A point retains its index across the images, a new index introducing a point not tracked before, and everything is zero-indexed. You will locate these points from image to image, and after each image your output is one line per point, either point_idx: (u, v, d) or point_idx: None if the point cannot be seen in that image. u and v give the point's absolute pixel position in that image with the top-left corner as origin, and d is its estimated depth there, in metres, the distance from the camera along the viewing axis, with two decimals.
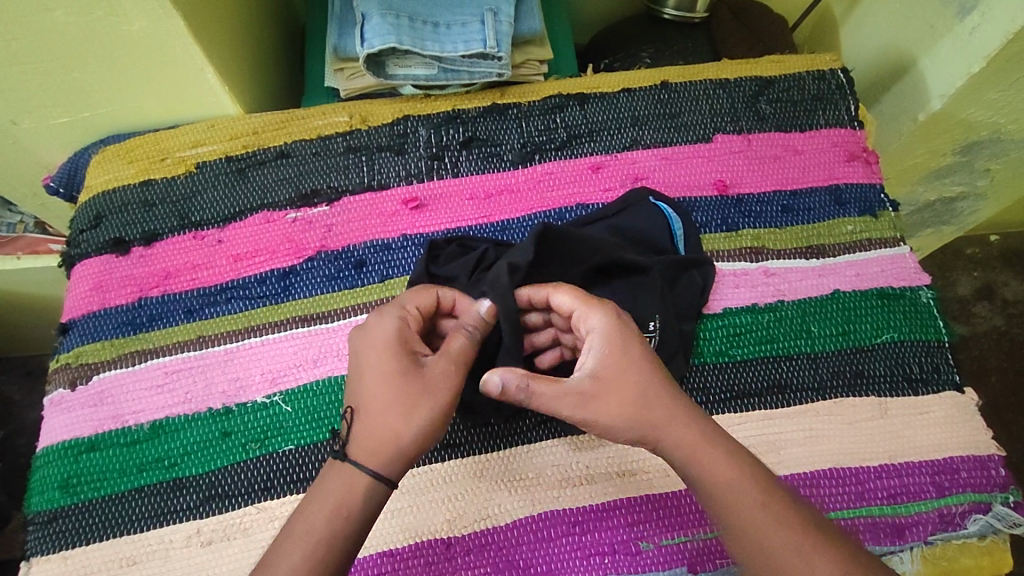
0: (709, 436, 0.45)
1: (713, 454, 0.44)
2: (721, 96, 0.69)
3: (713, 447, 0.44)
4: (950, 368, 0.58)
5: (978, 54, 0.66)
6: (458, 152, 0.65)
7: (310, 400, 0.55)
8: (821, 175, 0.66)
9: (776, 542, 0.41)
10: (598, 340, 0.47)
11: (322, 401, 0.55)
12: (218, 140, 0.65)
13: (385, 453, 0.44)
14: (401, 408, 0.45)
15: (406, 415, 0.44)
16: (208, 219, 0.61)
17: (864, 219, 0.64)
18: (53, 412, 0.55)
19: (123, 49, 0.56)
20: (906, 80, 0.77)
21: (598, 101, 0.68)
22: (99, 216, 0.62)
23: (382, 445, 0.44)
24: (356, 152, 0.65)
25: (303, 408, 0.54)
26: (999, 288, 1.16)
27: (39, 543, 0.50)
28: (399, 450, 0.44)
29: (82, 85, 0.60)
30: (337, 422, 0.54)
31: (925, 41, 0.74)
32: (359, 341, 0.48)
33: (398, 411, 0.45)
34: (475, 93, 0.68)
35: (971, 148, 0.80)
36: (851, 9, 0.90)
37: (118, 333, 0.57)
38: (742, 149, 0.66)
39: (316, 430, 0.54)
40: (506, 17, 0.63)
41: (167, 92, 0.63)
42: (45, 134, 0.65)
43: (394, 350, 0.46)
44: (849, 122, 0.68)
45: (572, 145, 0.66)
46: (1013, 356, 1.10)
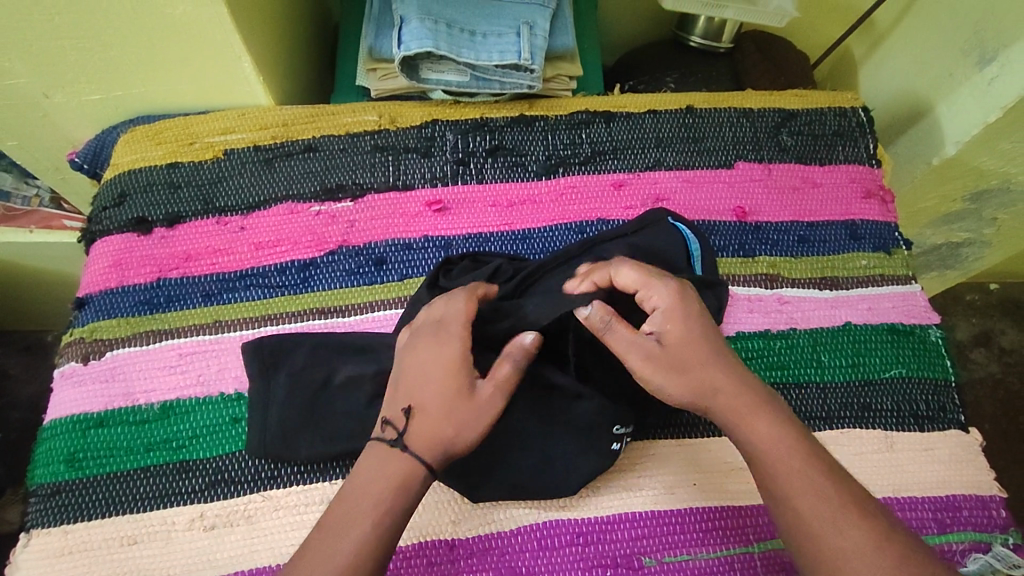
0: (757, 408, 0.45)
1: (763, 424, 0.44)
2: (745, 125, 0.70)
3: (753, 418, 0.44)
4: (956, 407, 0.59)
5: (995, 104, 0.68)
6: (483, 159, 0.66)
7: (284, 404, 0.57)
8: (838, 210, 0.67)
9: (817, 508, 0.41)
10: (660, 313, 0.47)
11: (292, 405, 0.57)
12: (247, 129, 0.65)
13: (437, 454, 0.43)
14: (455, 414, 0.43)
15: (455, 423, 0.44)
16: (232, 206, 0.62)
17: (877, 255, 0.65)
18: (63, 385, 0.54)
19: (163, 31, 0.57)
20: (923, 124, 0.79)
21: (625, 120, 0.69)
22: (124, 195, 0.62)
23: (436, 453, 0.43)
24: (383, 151, 0.65)
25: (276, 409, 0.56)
26: (997, 336, 1.18)
27: (39, 516, 0.50)
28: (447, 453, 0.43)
29: (118, 65, 0.61)
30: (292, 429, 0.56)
31: (943, 88, 0.76)
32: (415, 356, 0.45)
33: (449, 420, 0.43)
34: (504, 103, 0.69)
35: (980, 196, 0.82)
36: (872, 51, 0.92)
37: (134, 311, 0.57)
38: (762, 178, 0.67)
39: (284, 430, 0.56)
40: (541, 32, 0.64)
41: (202, 78, 0.64)
42: (75, 110, 0.66)
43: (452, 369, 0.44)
44: (867, 159, 0.70)
45: (596, 161, 0.67)
46: (1007, 404, 1.11)
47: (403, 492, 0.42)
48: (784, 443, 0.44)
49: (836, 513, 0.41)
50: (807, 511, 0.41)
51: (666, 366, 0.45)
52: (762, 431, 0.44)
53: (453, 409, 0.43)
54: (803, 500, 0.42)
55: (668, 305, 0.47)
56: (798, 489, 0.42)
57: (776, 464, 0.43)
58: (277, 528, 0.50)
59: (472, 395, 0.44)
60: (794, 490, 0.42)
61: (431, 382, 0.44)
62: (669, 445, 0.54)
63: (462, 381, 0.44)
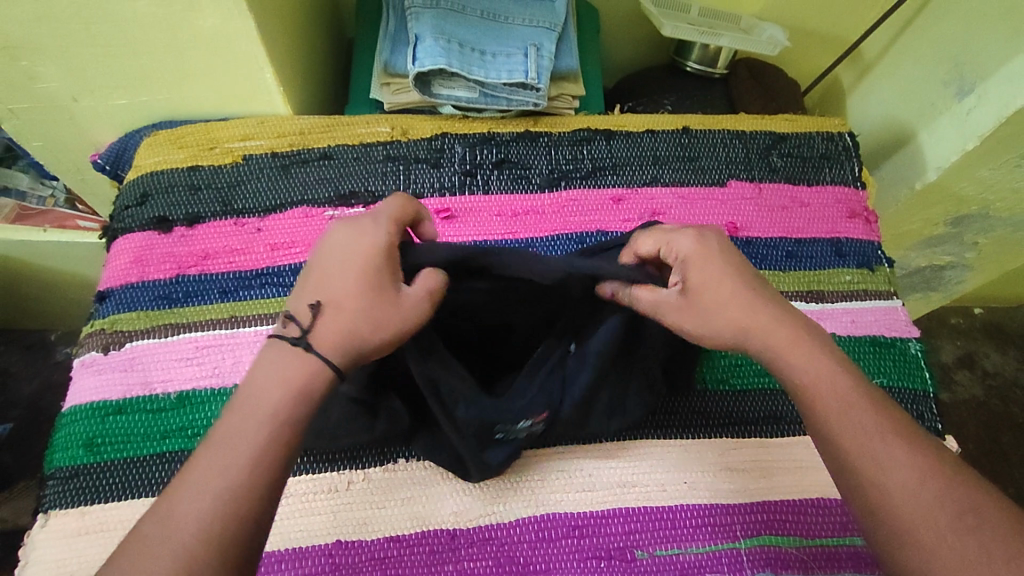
0: (802, 340, 0.45)
1: (807, 356, 0.44)
2: (737, 146, 0.74)
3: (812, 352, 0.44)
4: (934, 416, 0.62)
5: (973, 132, 0.72)
6: (490, 171, 0.69)
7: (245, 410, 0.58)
8: (824, 228, 0.71)
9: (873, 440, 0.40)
10: (684, 260, 0.48)
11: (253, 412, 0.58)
12: (265, 136, 0.68)
13: (347, 350, 0.42)
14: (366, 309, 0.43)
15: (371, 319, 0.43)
16: (250, 208, 0.65)
17: (861, 270, 0.69)
18: (83, 373, 0.57)
19: (192, 41, 0.60)
20: (906, 150, 0.83)
21: (624, 138, 0.73)
22: (146, 195, 0.65)
23: (346, 346, 0.42)
24: (394, 161, 0.69)
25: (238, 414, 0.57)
26: (981, 359, 1.21)
27: (57, 497, 0.52)
28: (356, 350, 0.42)
29: (145, 72, 0.64)
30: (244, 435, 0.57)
31: (926, 117, 0.81)
32: (328, 250, 0.45)
33: (360, 314, 0.42)
34: (510, 119, 0.72)
35: (961, 221, 0.86)
36: (859, 81, 0.97)
37: (154, 305, 0.60)
38: (753, 196, 0.71)
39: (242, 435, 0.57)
40: (547, 53, 0.68)
41: (224, 86, 0.67)
42: (100, 113, 0.69)
43: (367, 261, 0.44)
44: (852, 181, 0.74)
45: (597, 176, 0.70)
46: (989, 425, 1.14)
47: (307, 391, 0.40)
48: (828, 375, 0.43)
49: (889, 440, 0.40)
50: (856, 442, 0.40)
51: (693, 306, 0.46)
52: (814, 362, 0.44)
53: (372, 305, 0.43)
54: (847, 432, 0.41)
55: (690, 251, 0.48)
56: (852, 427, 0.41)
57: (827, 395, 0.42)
58: (288, 514, 0.52)
59: (393, 292, 0.43)
60: (836, 421, 0.41)
61: (345, 277, 0.44)
62: (661, 445, 0.57)
63: (382, 274, 0.44)
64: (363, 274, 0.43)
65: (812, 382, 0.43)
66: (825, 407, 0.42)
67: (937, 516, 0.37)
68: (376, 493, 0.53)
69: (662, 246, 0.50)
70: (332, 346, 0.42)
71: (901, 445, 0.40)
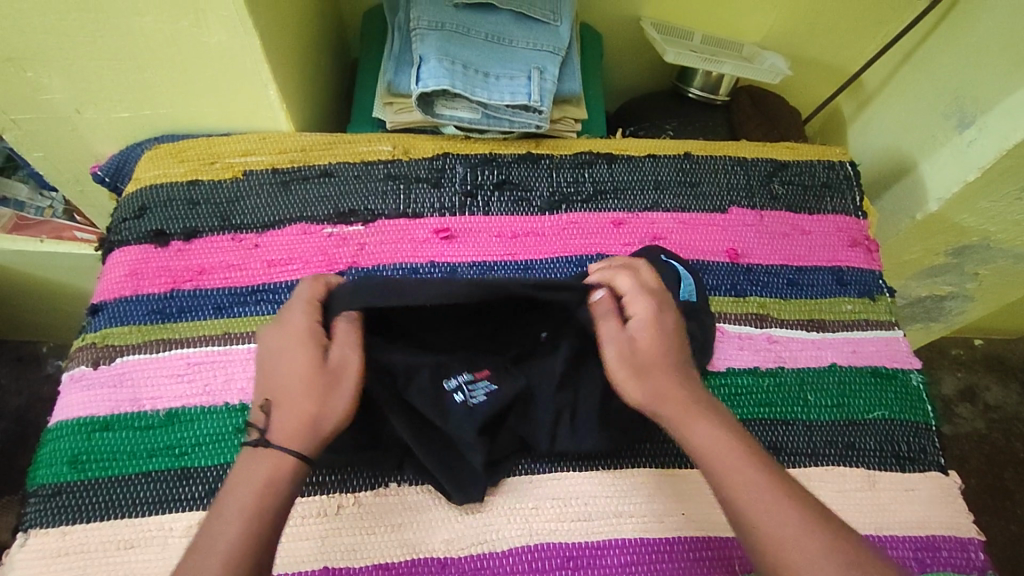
0: (701, 413, 0.48)
1: (707, 426, 0.47)
2: (738, 173, 0.74)
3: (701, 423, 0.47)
4: (935, 450, 0.61)
5: (974, 165, 0.72)
6: (491, 192, 0.69)
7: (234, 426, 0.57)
8: (825, 256, 0.70)
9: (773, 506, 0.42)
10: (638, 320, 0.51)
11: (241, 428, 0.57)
12: (266, 152, 0.68)
13: (306, 433, 0.44)
14: (311, 393, 0.45)
15: (321, 399, 0.45)
16: (248, 224, 0.64)
17: (862, 300, 0.68)
18: (72, 387, 0.56)
19: (197, 58, 0.60)
20: (907, 181, 0.83)
21: (626, 162, 0.73)
22: (144, 208, 0.65)
23: (302, 430, 0.44)
24: (395, 180, 0.69)
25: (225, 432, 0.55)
26: (981, 391, 1.20)
27: (39, 516, 0.50)
28: (317, 430, 0.45)
29: (150, 86, 0.64)
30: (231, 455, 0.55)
31: (926, 148, 0.81)
32: (266, 348, 0.48)
33: (310, 400, 0.45)
34: (512, 141, 0.72)
35: (962, 252, 0.86)
36: (860, 111, 0.98)
37: (146, 320, 0.59)
38: (754, 223, 0.71)
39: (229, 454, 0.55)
40: (550, 77, 0.68)
41: (226, 102, 0.67)
42: (103, 127, 0.69)
43: (301, 347, 0.46)
44: (853, 211, 0.73)
45: (597, 200, 0.70)
46: (991, 460, 1.13)
47: (276, 477, 0.43)
48: (728, 444, 0.46)
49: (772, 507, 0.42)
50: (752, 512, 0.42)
51: (628, 369, 0.49)
52: (707, 432, 0.47)
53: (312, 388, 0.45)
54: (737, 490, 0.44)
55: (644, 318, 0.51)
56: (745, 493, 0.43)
57: (719, 461, 0.45)
58: None
59: (328, 367, 0.46)
60: (731, 482, 0.44)
61: (285, 374, 0.46)
62: (659, 475, 0.56)
63: (314, 355, 0.46)
64: (297, 366, 0.46)
65: (706, 449, 0.46)
66: (719, 468, 0.45)
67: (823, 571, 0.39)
68: (367, 518, 0.52)
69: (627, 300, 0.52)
70: (291, 437, 0.44)
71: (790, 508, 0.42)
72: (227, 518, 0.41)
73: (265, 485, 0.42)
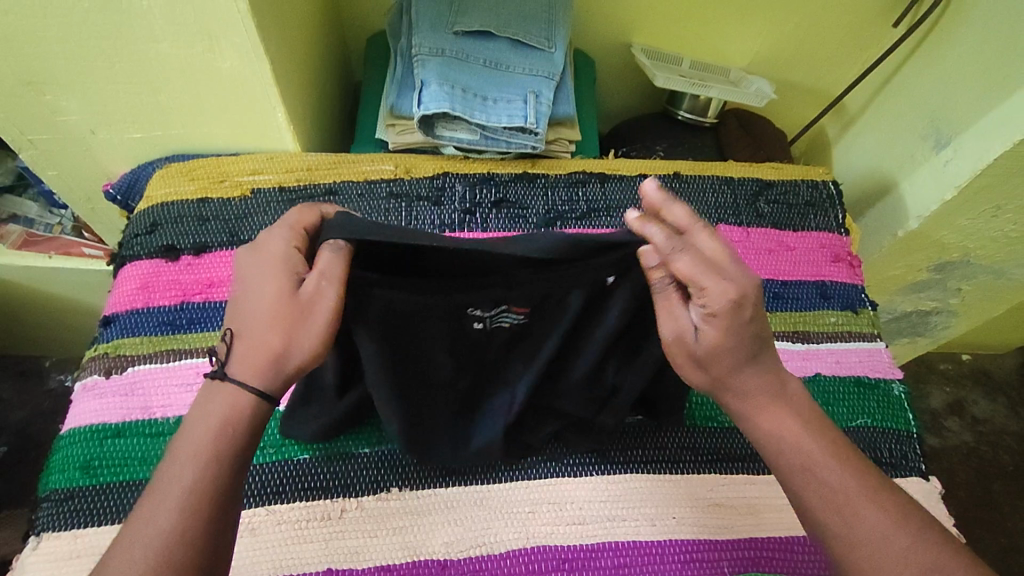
0: (775, 401, 0.45)
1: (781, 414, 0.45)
2: (725, 191, 0.77)
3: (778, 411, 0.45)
4: (917, 457, 0.63)
5: (951, 183, 0.75)
6: (489, 210, 0.72)
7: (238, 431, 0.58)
8: (809, 271, 0.73)
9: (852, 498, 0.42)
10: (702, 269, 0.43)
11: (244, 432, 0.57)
12: (274, 171, 0.71)
13: (268, 369, 0.41)
14: (280, 324, 0.41)
15: (289, 333, 0.40)
16: (255, 239, 0.67)
17: (845, 313, 0.71)
18: (84, 396, 0.58)
19: (210, 82, 0.64)
20: (889, 199, 0.87)
21: (618, 181, 0.76)
22: (156, 224, 0.67)
23: (264, 363, 0.41)
24: (397, 198, 0.72)
25: None
26: (969, 405, 1.23)
27: (51, 520, 0.52)
28: (282, 366, 0.41)
29: (164, 108, 0.67)
30: None
31: (905, 168, 0.85)
32: (244, 270, 0.44)
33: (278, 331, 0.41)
34: (509, 161, 0.75)
35: (944, 267, 0.89)
36: (843, 132, 1.02)
37: (157, 331, 0.61)
38: (741, 239, 0.74)
39: None
40: (546, 100, 0.71)
41: (236, 123, 0.70)
42: (116, 146, 0.72)
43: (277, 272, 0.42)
44: (836, 228, 0.77)
45: (591, 217, 0.73)
46: (980, 472, 1.15)
47: (234, 418, 0.41)
48: (806, 434, 0.45)
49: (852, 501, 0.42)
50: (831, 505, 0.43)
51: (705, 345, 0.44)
52: (783, 423, 0.45)
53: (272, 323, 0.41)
54: (821, 488, 0.43)
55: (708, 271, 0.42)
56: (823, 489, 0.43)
57: (795, 457, 0.44)
58: (281, 541, 0.52)
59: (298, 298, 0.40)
60: (810, 476, 0.43)
61: (256, 301, 0.42)
62: (650, 480, 0.58)
63: (287, 284, 0.41)
64: (270, 293, 0.41)
65: (779, 444, 0.44)
66: (797, 460, 0.44)
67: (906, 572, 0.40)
68: (370, 522, 0.54)
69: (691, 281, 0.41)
70: (253, 372, 0.41)
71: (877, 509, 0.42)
72: (181, 464, 0.39)
73: (222, 429, 0.40)
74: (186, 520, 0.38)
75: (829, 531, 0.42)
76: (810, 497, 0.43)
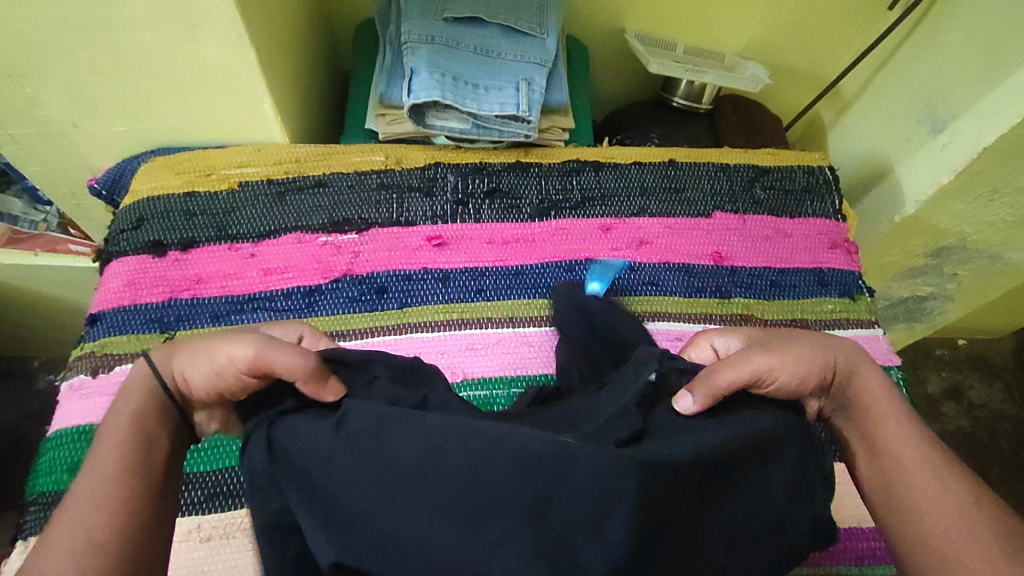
0: (882, 389, 0.51)
1: (872, 375, 0.52)
2: (722, 178, 0.76)
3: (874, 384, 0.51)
4: None
5: (947, 167, 0.74)
6: (481, 200, 0.71)
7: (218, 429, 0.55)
8: (807, 258, 0.72)
9: (942, 495, 0.45)
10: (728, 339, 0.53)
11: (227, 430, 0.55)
12: (262, 164, 0.70)
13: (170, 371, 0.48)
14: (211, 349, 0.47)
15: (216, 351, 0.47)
16: (244, 233, 0.66)
17: (843, 300, 0.70)
18: (71, 396, 0.57)
19: (194, 72, 0.62)
20: (885, 184, 0.86)
21: (613, 169, 0.75)
22: (142, 219, 0.66)
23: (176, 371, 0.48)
24: (389, 190, 0.70)
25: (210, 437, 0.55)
26: (966, 390, 1.23)
27: (39, 523, 0.51)
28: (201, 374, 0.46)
29: (147, 100, 0.65)
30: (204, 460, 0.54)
31: (902, 153, 0.84)
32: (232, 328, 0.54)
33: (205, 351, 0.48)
34: (501, 150, 0.74)
35: (941, 253, 0.89)
36: (839, 117, 1.01)
37: (144, 329, 0.60)
38: (737, 227, 0.73)
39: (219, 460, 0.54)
40: (538, 87, 0.70)
41: (222, 115, 0.69)
42: (100, 140, 0.70)
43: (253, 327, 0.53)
44: (833, 214, 0.76)
45: (586, 206, 0.72)
46: (976, 456, 1.15)
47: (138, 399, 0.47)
48: (910, 434, 0.48)
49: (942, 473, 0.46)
50: (922, 486, 0.45)
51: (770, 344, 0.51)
52: (876, 379, 0.52)
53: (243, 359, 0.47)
54: (917, 482, 0.46)
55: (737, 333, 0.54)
56: (932, 492, 0.45)
57: (922, 474, 0.46)
58: None
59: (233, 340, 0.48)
60: (880, 423, 0.49)
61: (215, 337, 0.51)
62: None
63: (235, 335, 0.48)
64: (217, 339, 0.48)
65: (903, 460, 0.47)
66: (877, 412, 0.50)
67: (963, 531, 0.43)
68: None
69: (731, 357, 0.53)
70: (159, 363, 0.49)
71: (953, 475, 0.46)
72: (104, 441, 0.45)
73: (135, 403, 0.47)
74: (115, 485, 0.42)
75: (899, 480, 0.46)
76: (916, 489, 0.45)
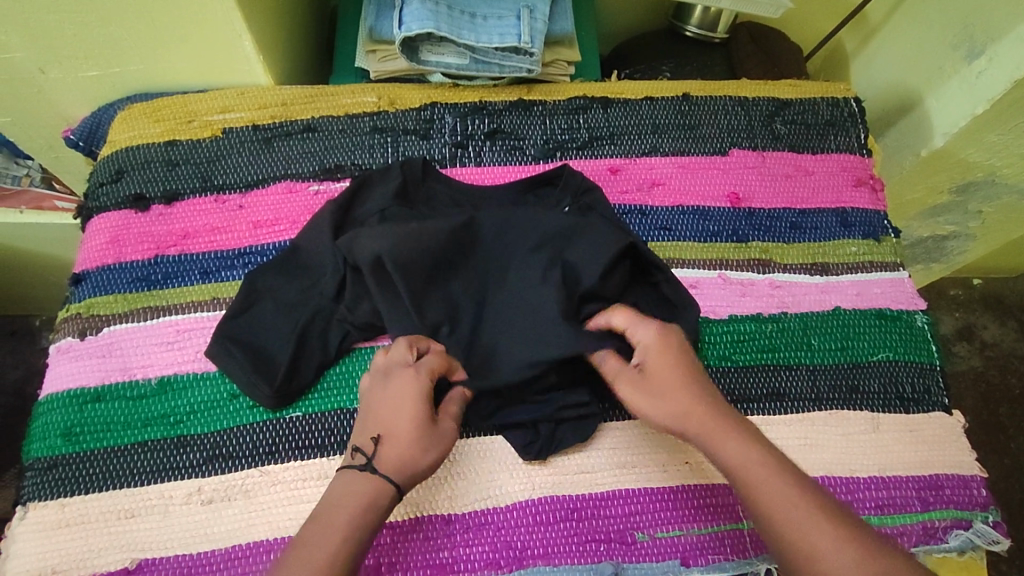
0: (726, 428, 0.48)
1: (736, 440, 0.47)
2: (739, 113, 0.71)
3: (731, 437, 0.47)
4: (940, 390, 0.61)
5: (983, 96, 0.69)
6: (482, 143, 0.66)
7: (212, 391, 0.53)
8: (828, 198, 0.68)
9: (844, 546, 0.42)
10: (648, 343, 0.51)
11: (222, 392, 0.53)
12: (245, 108, 0.65)
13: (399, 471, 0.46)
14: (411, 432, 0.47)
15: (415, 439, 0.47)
16: (230, 183, 0.62)
17: (867, 241, 0.66)
18: (60, 359, 0.55)
19: (164, 7, 0.56)
20: (912, 116, 0.80)
21: (622, 106, 0.69)
22: (122, 171, 0.62)
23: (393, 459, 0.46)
24: (382, 133, 0.66)
25: (205, 399, 0.53)
26: (979, 330, 1.20)
27: (36, 489, 0.50)
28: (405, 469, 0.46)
29: (116, 41, 0.60)
30: (199, 422, 0.52)
31: (932, 81, 0.78)
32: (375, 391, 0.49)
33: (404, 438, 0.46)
34: (502, 87, 0.69)
35: (967, 189, 0.84)
36: (863, 44, 0.93)
37: (131, 287, 0.57)
38: (755, 165, 0.68)
39: (215, 421, 0.52)
40: (541, 15, 0.64)
41: (201, 56, 0.64)
42: (72, 86, 0.65)
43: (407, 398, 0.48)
44: (857, 149, 0.71)
45: (594, 146, 0.67)
46: (987, 396, 1.14)
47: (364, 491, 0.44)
48: (772, 476, 0.45)
49: (811, 509, 0.43)
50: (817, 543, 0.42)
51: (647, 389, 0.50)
52: (738, 444, 0.47)
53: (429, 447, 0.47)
54: (787, 520, 0.43)
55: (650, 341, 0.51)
56: (820, 545, 0.42)
57: (792, 521, 0.43)
58: (276, 502, 0.50)
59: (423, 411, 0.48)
60: (783, 515, 0.43)
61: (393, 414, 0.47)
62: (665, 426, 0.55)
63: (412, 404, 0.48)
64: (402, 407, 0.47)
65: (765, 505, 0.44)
66: (756, 483, 0.45)
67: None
68: None
69: (627, 330, 0.52)
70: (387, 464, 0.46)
71: (824, 514, 0.43)
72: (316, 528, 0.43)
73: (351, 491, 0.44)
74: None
75: (792, 548, 0.43)
76: (802, 541, 0.42)
